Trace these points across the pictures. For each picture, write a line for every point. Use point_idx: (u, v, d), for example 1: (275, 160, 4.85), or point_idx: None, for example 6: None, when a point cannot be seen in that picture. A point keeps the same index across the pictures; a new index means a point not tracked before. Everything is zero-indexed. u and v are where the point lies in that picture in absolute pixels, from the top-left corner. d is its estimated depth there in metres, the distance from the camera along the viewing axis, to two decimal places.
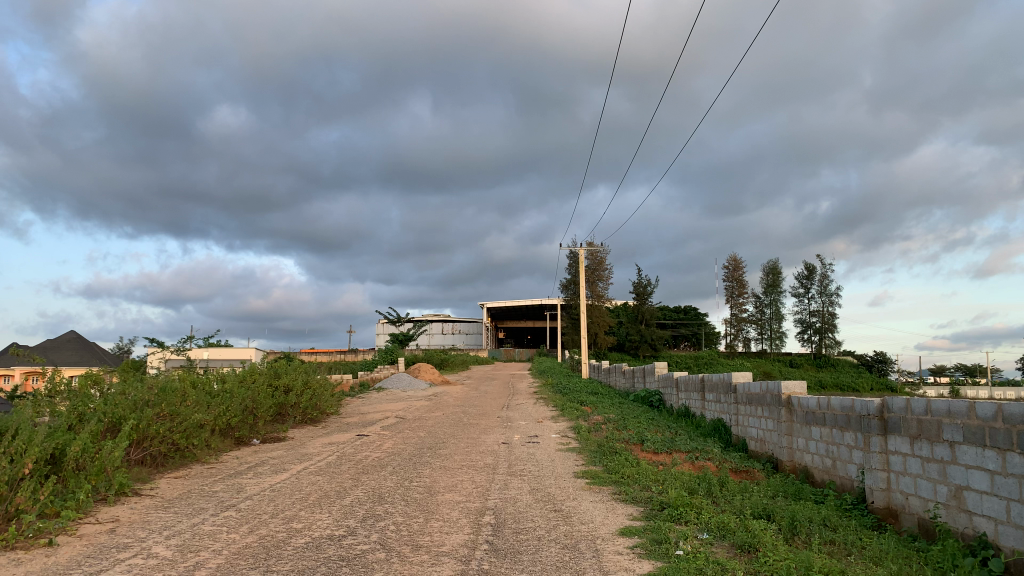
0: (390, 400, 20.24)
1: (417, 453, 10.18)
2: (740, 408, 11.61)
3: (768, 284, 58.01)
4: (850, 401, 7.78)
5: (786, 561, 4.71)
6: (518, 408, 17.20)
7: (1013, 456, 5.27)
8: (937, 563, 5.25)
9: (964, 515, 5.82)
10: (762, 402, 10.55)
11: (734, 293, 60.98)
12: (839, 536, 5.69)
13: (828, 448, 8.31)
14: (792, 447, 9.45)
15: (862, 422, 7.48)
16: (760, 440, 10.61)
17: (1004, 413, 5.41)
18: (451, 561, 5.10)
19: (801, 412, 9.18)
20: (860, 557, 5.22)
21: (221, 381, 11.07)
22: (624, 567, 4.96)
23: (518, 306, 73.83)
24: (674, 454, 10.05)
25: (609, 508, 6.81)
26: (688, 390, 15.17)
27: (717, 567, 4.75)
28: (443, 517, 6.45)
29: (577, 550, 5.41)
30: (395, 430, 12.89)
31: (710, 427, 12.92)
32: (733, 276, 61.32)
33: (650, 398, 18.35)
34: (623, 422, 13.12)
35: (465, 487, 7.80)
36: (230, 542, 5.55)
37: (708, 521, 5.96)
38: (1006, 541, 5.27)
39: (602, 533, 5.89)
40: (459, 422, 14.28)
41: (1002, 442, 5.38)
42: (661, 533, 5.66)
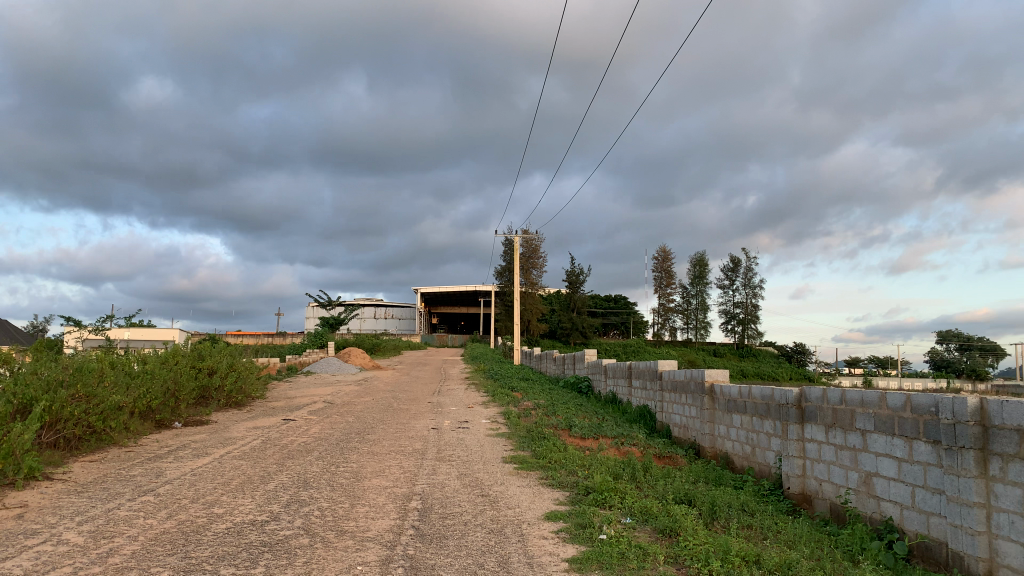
0: (319, 384, 19.97)
1: (344, 438, 10.08)
2: (665, 394, 11.86)
3: (695, 276, 59.29)
4: (770, 390, 8.02)
5: (705, 546, 4.84)
6: (449, 393, 17.20)
7: (919, 444, 5.51)
8: (846, 547, 5.50)
9: (872, 501, 6.09)
10: (687, 389, 10.79)
11: (664, 283, 62.11)
12: (755, 521, 5.88)
13: (747, 436, 8.58)
14: (714, 433, 9.71)
15: (781, 410, 7.72)
16: (683, 426, 10.87)
17: (912, 403, 5.66)
18: (376, 547, 5.07)
19: (723, 400, 9.42)
20: (775, 541, 5.41)
21: (142, 362, 10.72)
22: (549, 551, 5.01)
23: (452, 292, 73.60)
24: (601, 439, 10.20)
25: (536, 493, 6.88)
26: (616, 376, 15.42)
27: (639, 551, 4.85)
28: (369, 502, 6.40)
29: (502, 534, 5.44)
30: (323, 414, 12.73)
31: (637, 413, 13.17)
32: (663, 267, 62.41)
33: (580, 384, 18.60)
34: (552, 408, 13.26)
35: (393, 472, 7.77)
36: (147, 528, 5.39)
37: (632, 505, 6.08)
38: (910, 525, 5.55)
39: (528, 517, 5.95)
40: (389, 407, 14.20)
41: (910, 431, 5.63)
42: (585, 518, 5.74)
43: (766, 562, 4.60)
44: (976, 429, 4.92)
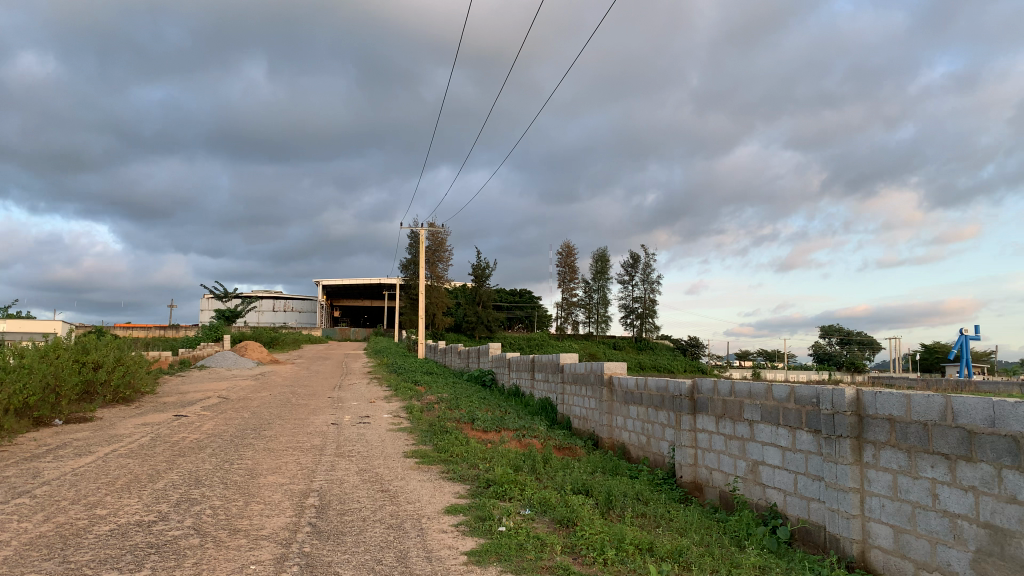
0: (214, 379, 19.27)
1: (240, 434, 9.77)
2: (566, 387, 12.05)
3: (597, 271, 60.44)
4: (665, 382, 8.27)
5: (601, 535, 4.95)
6: (350, 388, 16.93)
7: (802, 433, 5.81)
8: (734, 533, 5.75)
9: (758, 488, 6.38)
10: (587, 382, 11.00)
11: (567, 278, 63.02)
12: (649, 509, 6.06)
13: (643, 426, 8.83)
14: (611, 425, 9.94)
15: (674, 401, 7.97)
16: (582, 418, 11.08)
17: (795, 394, 5.95)
18: (271, 545, 4.95)
19: (621, 391, 9.65)
20: (667, 528, 5.59)
21: (19, 356, 10.07)
22: (448, 544, 5.01)
23: (355, 284, 72.43)
24: (503, 432, 10.27)
25: (436, 487, 6.87)
26: (519, 369, 15.56)
27: (537, 542, 4.91)
28: (264, 500, 6.23)
29: (401, 529, 5.41)
30: (217, 410, 12.31)
31: (538, 406, 13.32)
32: (567, 262, 63.29)
33: (483, 377, 18.68)
34: (455, 401, 13.26)
35: (290, 468, 7.59)
36: (22, 532, 5.07)
37: (531, 497, 6.16)
38: (792, 510, 5.85)
39: (428, 511, 5.93)
40: (287, 402, 13.85)
41: (793, 421, 5.93)
42: (485, 510, 5.77)
43: (658, 549, 4.75)
44: (852, 419, 5.22)
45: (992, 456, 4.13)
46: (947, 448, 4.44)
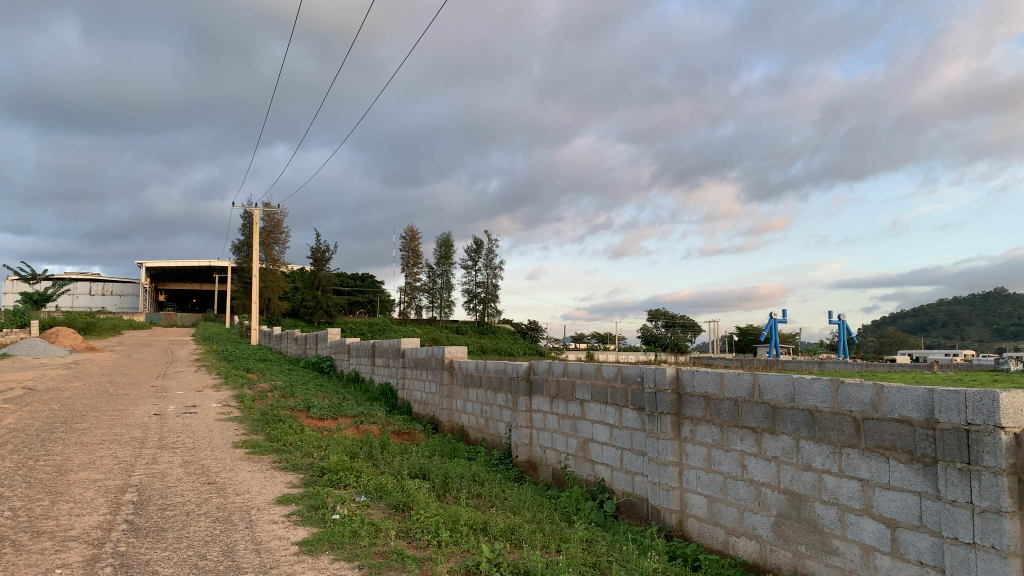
0: (17, 369, 17.52)
1: (47, 428, 8.96)
2: (407, 371, 12.00)
3: (440, 256, 60.43)
4: (502, 364, 8.41)
5: (435, 517, 4.98)
6: (175, 376, 15.97)
7: (628, 411, 6.10)
8: (565, 508, 5.97)
9: (588, 464, 6.66)
10: (427, 365, 11.00)
11: (410, 262, 62.59)
12: (484, 490, 6.17)
13: (481, 408, 8.96)
14: (451, 408, 10.03)
15: (511, 382, 8.14)
16: (422, 402, 11.08)
17: (623, 373, 6.23)
18: (80, 546, 4.59)
19: (460, 375, 9.74)
20: (501, 507, 5.72)
21: None
22: (277, 535, 4.86)
23: (184, 267, 68.29)
24: (340, 420, 10.07)
25: (268, 477, 6.63)
26: (359, 355, 15.32)
27: (371, 528, 4.86)
28: (74, 499, 5.76)
29: (228, 522, 5.19)
30: (21, 403, 11.21)
31: (378, 391, 13.20)
32: (410, 247, 62.83)
33: (321, 364, 18.23)
34: (290, 389, 12.84)
35: (105, 464, 7.05)
36: None
37: (367, 483, 6.09)
38: (618, 484, 6.16)
39: (257, 503, 5.71)
40: (104, 393, 12.85)
41: (620, 400, 6.21)
42: (318, 498, 5.64)
43: (491, 529, 4.85)
44: (672, 397, 5.54)
45: (792, 428, 4.53)
46: (754, 422, 4.82)
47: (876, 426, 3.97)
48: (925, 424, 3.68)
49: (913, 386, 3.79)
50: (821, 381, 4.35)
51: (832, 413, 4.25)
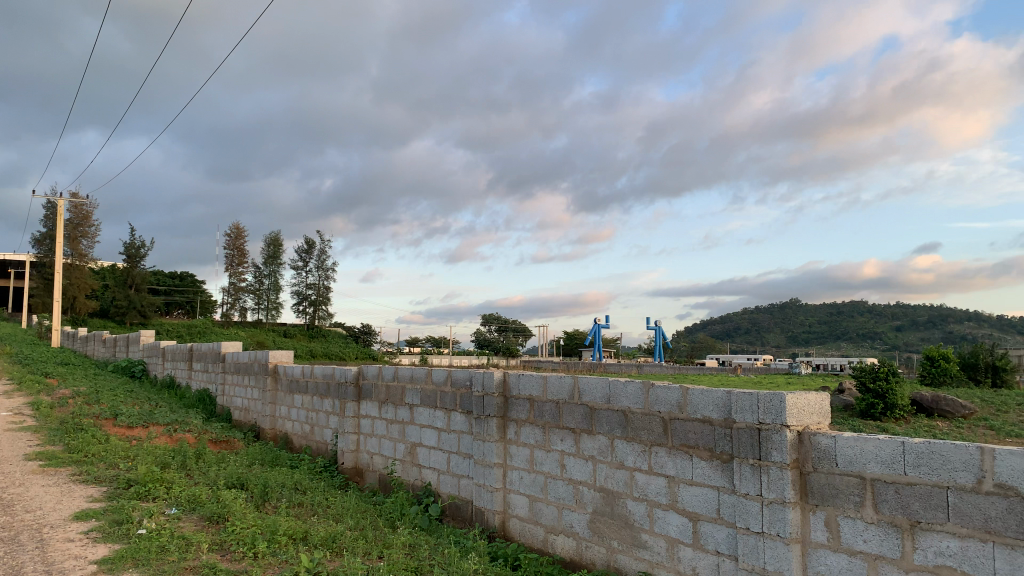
0: None
1: None
2: (227, 377, 11.44)
3: (269, 256, 58.03)
4: (330, 370, 8.22)
5: (252, 529, 4.79)
6: None
7: (456, 415, 6.15)
8: (389, 513, 5.93)
9: (414, 469, 6.66)
10: (249, 370, 10.54)
11: (235, 261, 59.68)
12: (306, 498, 6.00)
13: (307, 415, 8.72)
14: (274, 415, 9.68)
15: (339, 388, 7.97)
16: (244, 409, 10.61)
17: (452, 377, 6.26)
18: None
19: (285, 380, 9.41)
20: (324, 516, 5.58)
21: None
22: (73, 555, 4.47)
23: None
24: (151, 428, 9.42)
25: (65, 491, 6.08)
26: (175, 359, 14.41)
27: (181, 542, 4.59)
28: None
29: (15, 543, 4.71)
30: None
31: (195, 397, 12.49)
32: (236, 245, 59.89)
33: (131, 368, 16.98)
34: (95, 395, 11.86)
35: None
36: None
37: (179, 495, 5.75)
38: (444, 488, 6.20)
39: (51, 520, 5.23)
40: None
41: (449, 404, 6.26)
42: (122, 513, 5.25)
43: (312, 538, 4.73)
44: (498, 400, 5.65)
45: (607, 428, 4.76)
46: (574, 423, 5.02)
47: (681, 426, 4.26)
48: (724, 423, 4.00)
49: (713, 388, 4.10)
50: (634, 383, 4.60)
51: (644, 413, 4.52)
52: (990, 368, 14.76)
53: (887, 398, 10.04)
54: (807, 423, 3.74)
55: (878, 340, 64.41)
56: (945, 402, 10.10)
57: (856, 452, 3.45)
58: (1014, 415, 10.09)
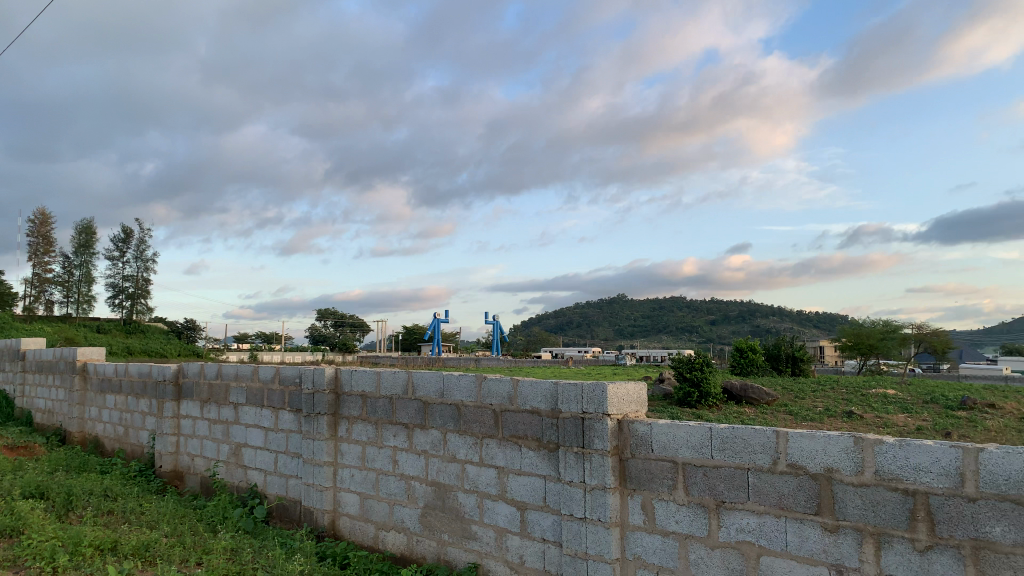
0: None
1: None
2: (28, 377, 10.43)
3: (80, 244, 53.36)
4: (146, 368, 7.70)
5: (52, 542, 4.39)
6: None
7: (285, 413, 5.95)
8: (210, 518, 5.64)
9: (239, 470, 6.38)
10: (53, 369, 9.65)
11: (40, 250, 54.37)
12: (117, 505, 5.59)
13: (121, 416, 8.12)
14: (83, 417, 8.93)
15: (157, 388, 7.48)
16: (47, 411, 9.71)
17: (281, 375, 6.04)
18: None
19: (95, 380, 8.71)
20: (136, 523, 5.22)
21: None
22: None
23: None
24: None
25: None
26: None
27: None
28: None
29: None
30: None
31: None
32: (41, 231, 54.60)
33: None
34: None
35: None
36: None
37: None
38: (271, 489, 5.99)
39: None
40: None
41: (277, 402, 6.03)
42: None
43: (122, 548, 4.42)
44: (329, 397, 5.52)
45: (440, 422, 4.78)
46: (406, 418, 5.00)
47: (511, 418, 4.35)
48: (551, 413, 4.13)
49: (542, 380, 4.21)
50: (466, 377, 4.64)
51: (475, 406, 4.57)
52: (790, 358, 16.21)
53: (701, 387, 10.78)
54: (626, 411, 3.95)
55: (696, 334, 69.05)
56: (752, 390, 10.98)
57: (669, 438, 3.68)
58: (809, 400, 11.15)
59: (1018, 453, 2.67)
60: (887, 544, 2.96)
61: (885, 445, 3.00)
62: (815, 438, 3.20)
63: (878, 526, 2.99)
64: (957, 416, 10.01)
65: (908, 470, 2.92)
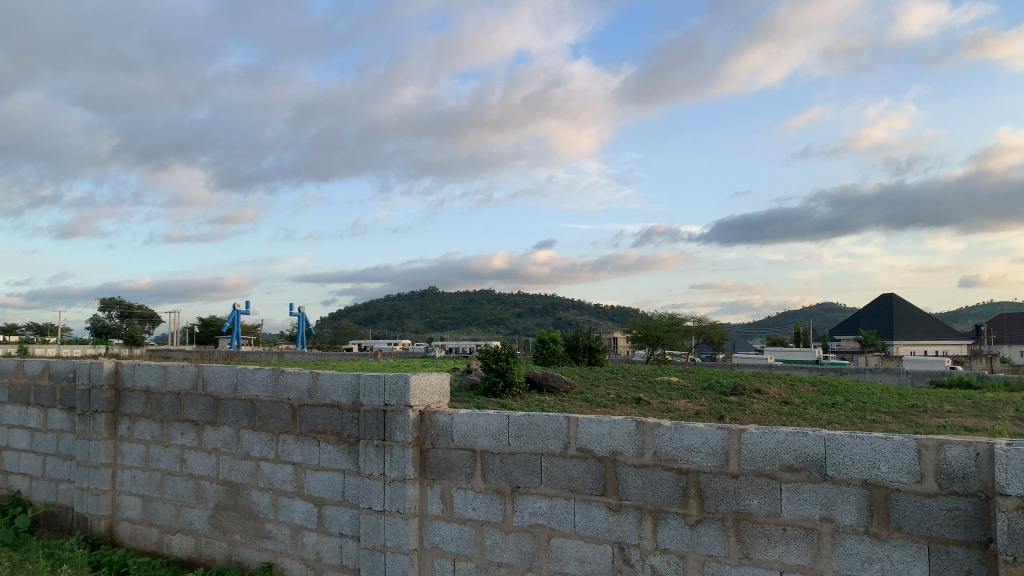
0: None
1: None
2: None
3: None
4: None
5: None
6: None
7: (55, 412, 5.41)
8: None
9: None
10: None
11: None
12: None
13: None
14: None
15: None
16: None
17: (51, 369, 5.48)
18: None
19: None
20: None
21: None
22: None
23: None
24: None
25: None
26: None
27: None
28: None
29: None
30: None
31: None
32: None
33: None
34: None
35: None
36: None
37: None
38: (38, 495, 5.43)
39: None
40: None
41: (46, 400, 5.47)
42: None
43: None
44: (108, 393, 5.08)
45: (233, 418, 4.56)
46: (196, 415, 4.72)
47: (310, 412, 4.24)
48: (351, 407, 4.06)
49: (342, 373, 4.13)
50: (262, 371, 4.46)
51: (271, 401, 4.41)
52: (587, 349, 17.09)
53: (507, 376, 11.07)
54: (427, 402, 3.97)
55: (503, 326, 70.94)
56: (552, 378, 11.47)
57: (468, 427, 3.74)
58: (604, 388, 11.82)
59: (773, 432, 2.99)
60: (663, 520, 3.20)
61: (663, 428, 3.24)
62: (602, 423, 3.39)
63: (656, 504, 3.22)
64: (729, 401, 11.07)
65: (682, 450, 3.18)
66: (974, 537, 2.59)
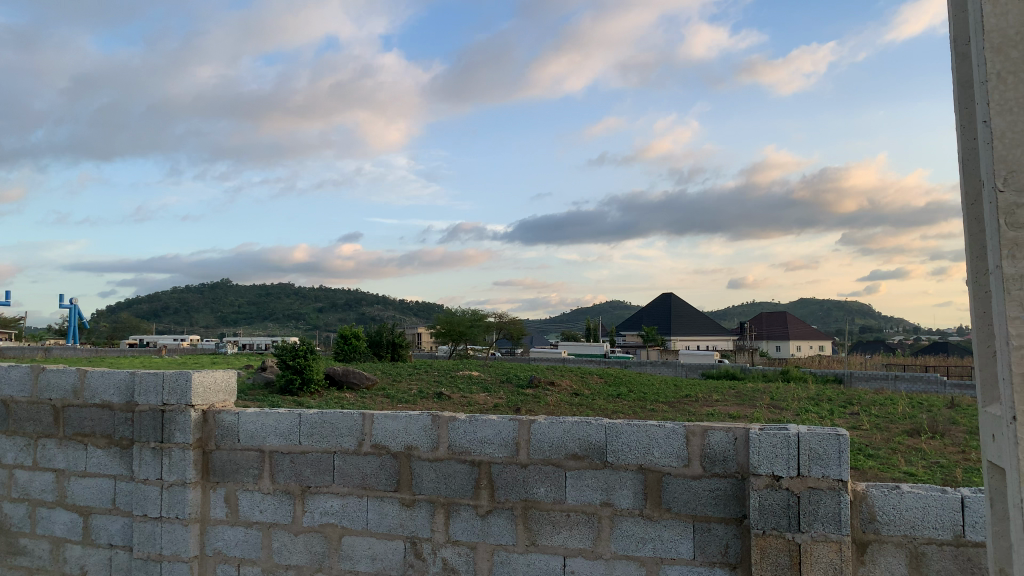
0: None
1: None
2: None
3: None
4: None
5: None
6: None
7: None
8: None
9: None
10: None
11: None
12: None
13: None
14: None
15: None
16: None
17: None
18: None
19: None
20: None
21: None
22: None
23: None
24: None
25: None
26: None
27: None
28: None
29: None
30: None
31: None
32: None
33: None
34: None
35: None
36: None
37: None
38: None
39: None
40: None
41: None
42: None
43: None
44: None
45: None
46: None
47: (76, 414, 3.85)
48: (124, 407, 3.74)
49: (115, 370, 3.79)
50: (19, 368, 4.00)
51: (29, 403, 3.96)
52: (390, 344, 16.97)
53: (304, 373, 10.73)
54: (212, 401, 3.75)
55: (302, 321, 68.56)
56: (353, 375, 11.27)
57: (256, 426, 3.58)
58: (405, 383, 11.81)
59: (559, 423, 3.13)
60: (455, 512, 3.24)
61: (457, 421, 3.28)
62: (397, 419, 3.38)
63: (448, 497, 3.26)
64: (525, 393, 11.45)
65: (475, 442, 3.24)
66: (732, 514, 2.86)
